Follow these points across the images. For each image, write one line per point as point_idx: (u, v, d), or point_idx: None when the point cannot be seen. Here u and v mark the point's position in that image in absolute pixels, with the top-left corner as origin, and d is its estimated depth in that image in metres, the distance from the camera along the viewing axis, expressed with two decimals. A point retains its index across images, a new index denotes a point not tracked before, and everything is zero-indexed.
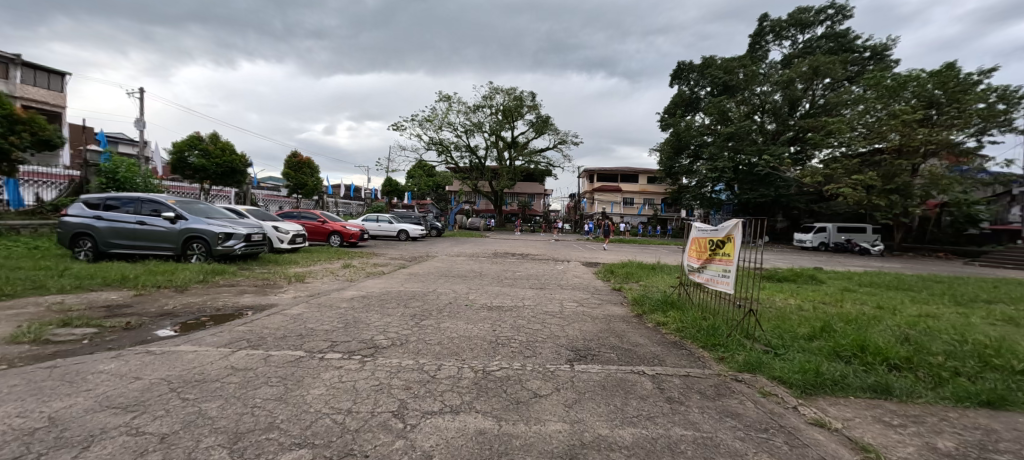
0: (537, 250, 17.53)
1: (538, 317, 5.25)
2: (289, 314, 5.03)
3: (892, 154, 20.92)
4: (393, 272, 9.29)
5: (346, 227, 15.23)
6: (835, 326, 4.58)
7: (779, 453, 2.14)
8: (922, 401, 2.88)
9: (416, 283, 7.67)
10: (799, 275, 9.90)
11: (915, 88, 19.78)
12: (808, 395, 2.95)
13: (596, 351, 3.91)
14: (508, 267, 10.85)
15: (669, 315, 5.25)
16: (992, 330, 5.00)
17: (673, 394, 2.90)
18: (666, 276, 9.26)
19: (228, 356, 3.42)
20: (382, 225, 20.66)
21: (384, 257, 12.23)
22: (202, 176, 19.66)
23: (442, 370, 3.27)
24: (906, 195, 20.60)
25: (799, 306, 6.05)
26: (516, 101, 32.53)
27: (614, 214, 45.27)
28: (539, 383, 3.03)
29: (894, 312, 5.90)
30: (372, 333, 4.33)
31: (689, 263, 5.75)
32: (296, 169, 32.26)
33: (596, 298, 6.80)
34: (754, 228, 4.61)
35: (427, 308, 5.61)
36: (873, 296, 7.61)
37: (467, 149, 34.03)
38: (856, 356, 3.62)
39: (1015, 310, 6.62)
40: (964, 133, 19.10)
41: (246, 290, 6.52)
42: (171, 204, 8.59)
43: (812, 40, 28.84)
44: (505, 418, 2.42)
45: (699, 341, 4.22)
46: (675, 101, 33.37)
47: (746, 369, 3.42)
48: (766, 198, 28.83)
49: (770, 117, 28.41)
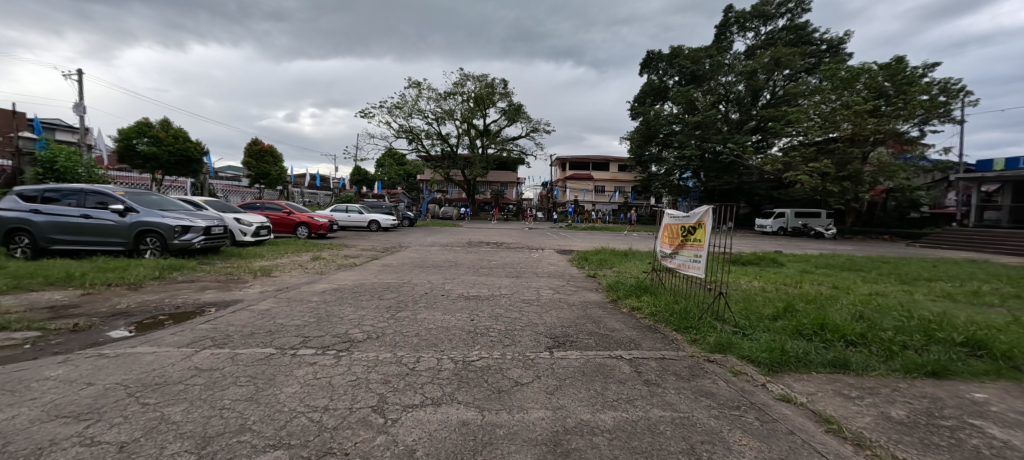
0: (511, 238, 17.58)
1: (515, 305, 5.29)
2: (256, 310, 4.80)
3: (845, 142, 22.18)
4: (365, 263, 9.03)
5: (314, 218, 14.64)
6: (797, 306, 4.84)
7: (751, 429, 2.24)
8: (877, 373, 3.09)
9: (390, 275, 7.47)
10: (762, 258, 10.38)
11: (867, 80, 20.85)
12: (775, 373, 3.09)
13: (573, 337, 3.96)
14: (483, 256, 10.78)
15: (643, 300, 5.40)
16: (933, 305, 5.45)
17: (651, 376, 2.99)
18: (637, 261, 9.51)
19: (192, 356, 3.23)
20: (351, 216, 20.02)
21: (354, 249, 11.85)
22: (154, 165, 18.42)
23: (420, 362, 3.21)
24: (857, 182, 21.79)
25: (763, 288, 6.38)
26: (488, 87, 32.06)
27: (586, 202, 46.04)
28: (519, 371, 3.03)
29: (848, 291, 6.33)
30: (347, 326, 4.22)
31: (662, 249, 5.87)
32: (256, 157, 30.69)
33: (571, 285, 6.88)
34: (722, 214, 4.74)
35: (403, 299, 5.50)
36: (828, 276, 8.13)
37: (439, 137, 33.24)
38: (817, 334, 3.84)
39: (952, 287, 7.24)
40: (909, 123, 20.46)
41: (208, 286, 6.19)
42: (120, 196, 7.96)
43: (774, 32, 29.76)
44: (488, 408, 2.42)
45: (672, 324, 4.35)
46: (645, 90, 33.86)
47: (717, 351, 3.56)
48: (730, 185, 29.99)
49: (734, 106, 29.43)
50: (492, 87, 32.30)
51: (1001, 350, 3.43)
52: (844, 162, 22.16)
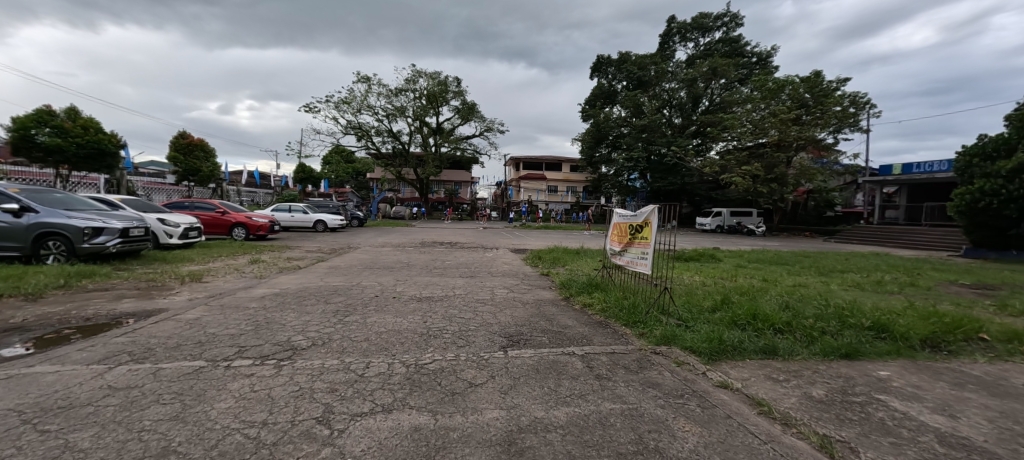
0: (465, 238, 17.43)
1: (470, 305, 5.24)
2: (184, 320, 4.36)
3: (773, 147, 24.32)
4: (310, 266, 8.52)
5: (252, 218, 13.60)
6: (733, 299, 5.22)
7: (694, 415, 2.38)
8: (800, 357, 3.41)
9: (338, 277, 7.11)
10: (702, 254, 11.11)
11: (790, 92, 22.99)
12: (714, 361, 3.31)
13: (528, 335, 3.99)
14: (437, 256, 10.59)
15: (594, 296, 5.57)
16: (845, 294, 6.12)
17: (601, 370, 3.08)
18: (590, 259, 9.81)
19: (104, 374, 2.86)
20: (295, 216, 18.84)
21: (298, 251, 11.16)
22: (58, 159, 16.17)
23: (370, 367, 3.08)
24: (783, 184, 23.98)
25: (704, 282, 6.83)
26: (441, 85, 31.52)
27: (539, 201, 46.78)
28: (473, 372, 3.00)
29: (776, 283, 6.95)
30: (289, 333, 3.95)
31: (611, 247, 6.10)
32: (184, 152, 27.97)
33: (526, 283, 6.95)
34: (666, 213, 5.01)
35: (352, 302, 5.26)
36: (759, 270, 8.88)
37: (390, 134, 32.19)
38: (750, 324, 4.16)
39: (860, 277, 8.18)
40: (825, 132, 22.83)
41: (125, 295, 5.53)
42: (13, 193, 6.91)
43: (712, 43, 31.95)
44: (441, 412, 2.36)
45: (621, 319, 4.53)
46: (595, 93, 35.04)
47: (662, 343, 3.74)
48: (673, 186, 31.80)
49: (677, 111, 31.22)
50: (446, 85, 31.81)
51: (900, 332, 3.92)
52: (772, 165, 24.28)
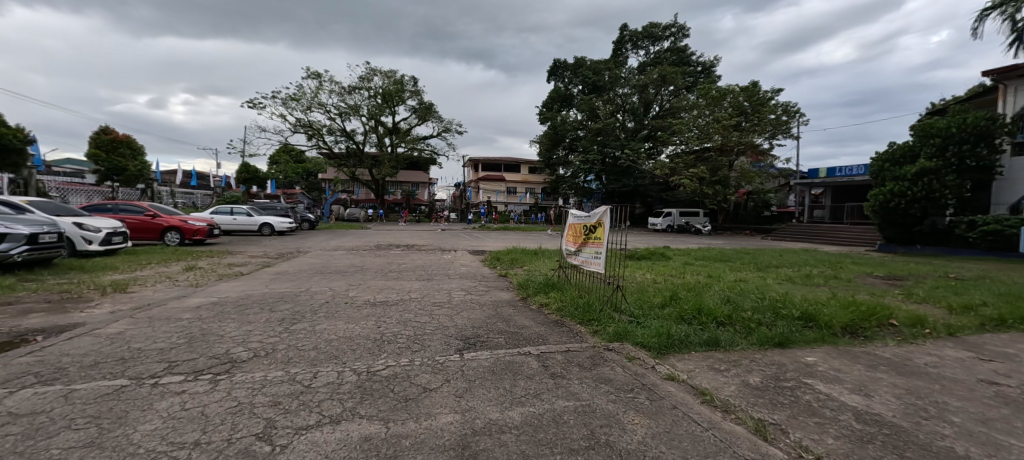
0: (423, 240, 17.11)
1: (426, 308, 5.14)
2: (104, 335, 3.93)
3: (716, 152, 25.94)
4: (254, 272, 7.99)
5: (187, 222, 12.54)
6: (680, 294, 5.50)
7: (643, 408, 2.47)
8: (739, 348, 3.64)
9: (285, 283, 6.72)
10: (653, 253, 11.62)
11: (732, 100, 24.61)
12: (663, 355, 3.46)
13: (484, 337, 3.97)
14: (393, 259, 10.29)
15: (551, 296, 5.66)
16: (778, 287, 6.64)
17: (556, 369, 3.13)
18: (547, 259, 9.96)
19: (2, 400, 2.51)
20: (237, 218, 17.60)
21: (241, 256, 10.42)
22: None
23: (318, 377, 2.94)
24: (726, 185, 25.65)
25: (654, 279, 7.15)
26: (397, 84, 30.75)
27: (499, 203, 46.89)
28: (428, 377, 2.94)
29: (718, 278, 7.41)
30: (229, 345, 3.67)
31: (566, 247, 6.22)
32: (108, 148, 25.31)
33: (483, 285, 6.93)
34: (618, 214, 5.18)
35: (300, 309, 4.99)
36: (704, 267, 9.43)
37: (344, 133, 30.95)
38: (695, 318, 4.40)
39: (791, 272, 8.91)
40: (762, 137, 24.67)
41: (32, 309, 4.89)
42: None
43: (661, 52, 33.56)
44: (393, 419, 2.30)
45: (577, 317, 4.63)
46: (553, 96, 35.69)
47: (615, 339, 3.86)
48: (627, 188, 33.05)
49: (630, 116, 32.48)
50: (402, 84, 31.07)
51: (825, 321, 4.30)
52: (716, 168, 25.90)
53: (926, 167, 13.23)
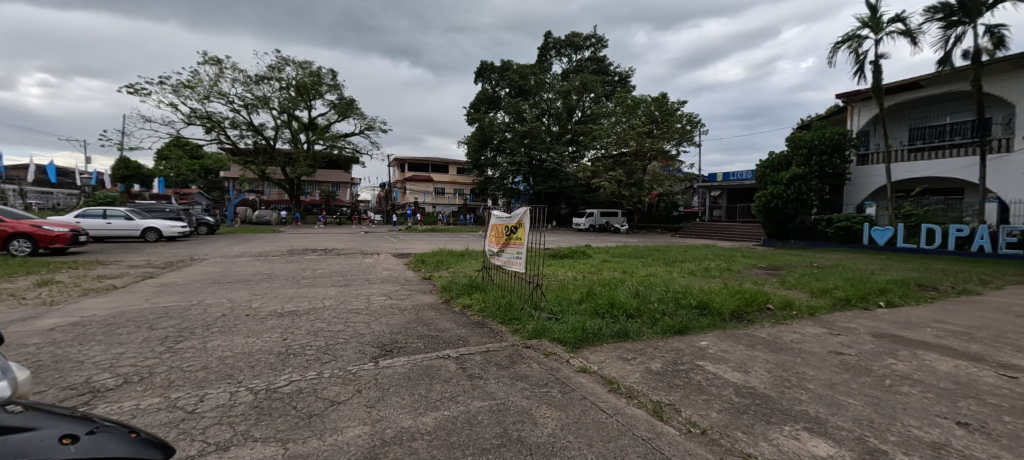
0: (343, 243, 16.10)
1: (341, 316, 4.83)
2: None
3: (632, 156, 27.99)
4: (131, 284, 6.86)
5: (42, 227, 10.39)
6: (596, 290, 5.83)
7: (555, 401, 2.56)
8: (645, 337, 3.96)
9: (171, 296, 5.86)
10: (574, 251, 12.17)
11: (644, 109, 26.72)
12: (577, 349, 3.63)
13: (402, 343, 3.84)
14: (307, 265, 9.51)
15: (473, 297, 5.65)
16: (680, 280, 7.34)
17: (474, 370, 3.13)
18: (472, 260, 9.94)
19: None
20: (112, 222, 15.04)
21: (114, 267, 8.89)
22: None
23: (206, 400, 2.61)
24: (640, 187, 27.79)
25: (572, 277, 7.48)
26: (314, 76, 28.58)
27: (428, 204, 45.82)
28: (337, 389, 2.76)
29: (631, 274, 7.98)
30: (90, 372, 3.11)
31: (489, 247, 6.26)
32: None
33: (405, 289, 6.69)
34: (538, 215, 5.35)
35: (189, 325, 4.39)
36: (619, 263, 10.11)
37: (251, 127, 28.00)
38: (609, 312, 4.69)
39: (692, 266, 9.91)
40: (670, 144, 27.13)
41: None
42: None
43: (582, 60, 35.36)
44: (293, 438, 2.12)
45: (498, 317, 4.68)
46: (480, 98, 35.84)
47: (534, 337, 3.96)
48: (553, 189, 34.26)
49: (554, 120, 33.73)
50: (319, 77, 28.95)
51: (716, 308, 4.85)
52: (632, 171, 27.96)
53: (796, 173, 15.80)
